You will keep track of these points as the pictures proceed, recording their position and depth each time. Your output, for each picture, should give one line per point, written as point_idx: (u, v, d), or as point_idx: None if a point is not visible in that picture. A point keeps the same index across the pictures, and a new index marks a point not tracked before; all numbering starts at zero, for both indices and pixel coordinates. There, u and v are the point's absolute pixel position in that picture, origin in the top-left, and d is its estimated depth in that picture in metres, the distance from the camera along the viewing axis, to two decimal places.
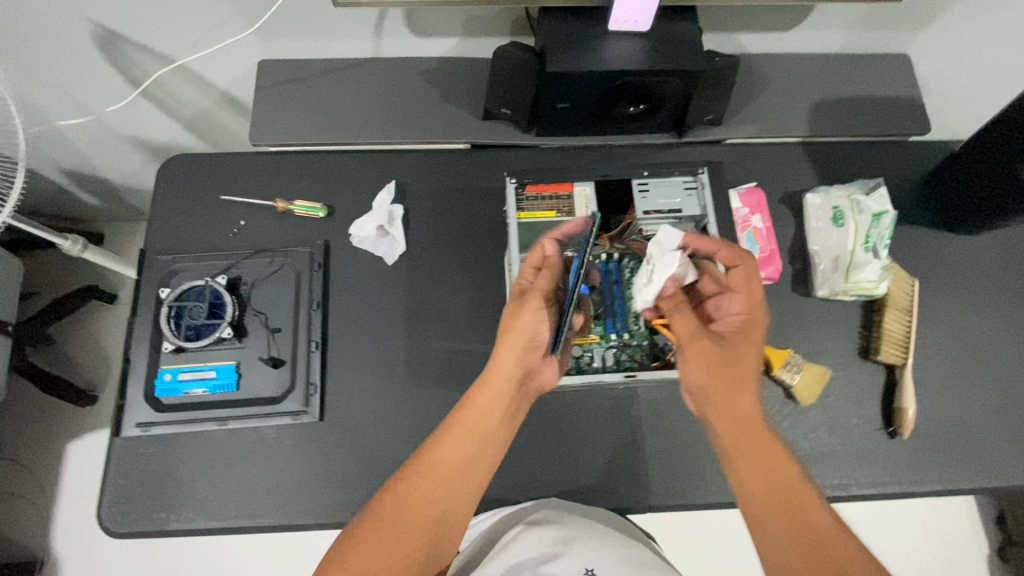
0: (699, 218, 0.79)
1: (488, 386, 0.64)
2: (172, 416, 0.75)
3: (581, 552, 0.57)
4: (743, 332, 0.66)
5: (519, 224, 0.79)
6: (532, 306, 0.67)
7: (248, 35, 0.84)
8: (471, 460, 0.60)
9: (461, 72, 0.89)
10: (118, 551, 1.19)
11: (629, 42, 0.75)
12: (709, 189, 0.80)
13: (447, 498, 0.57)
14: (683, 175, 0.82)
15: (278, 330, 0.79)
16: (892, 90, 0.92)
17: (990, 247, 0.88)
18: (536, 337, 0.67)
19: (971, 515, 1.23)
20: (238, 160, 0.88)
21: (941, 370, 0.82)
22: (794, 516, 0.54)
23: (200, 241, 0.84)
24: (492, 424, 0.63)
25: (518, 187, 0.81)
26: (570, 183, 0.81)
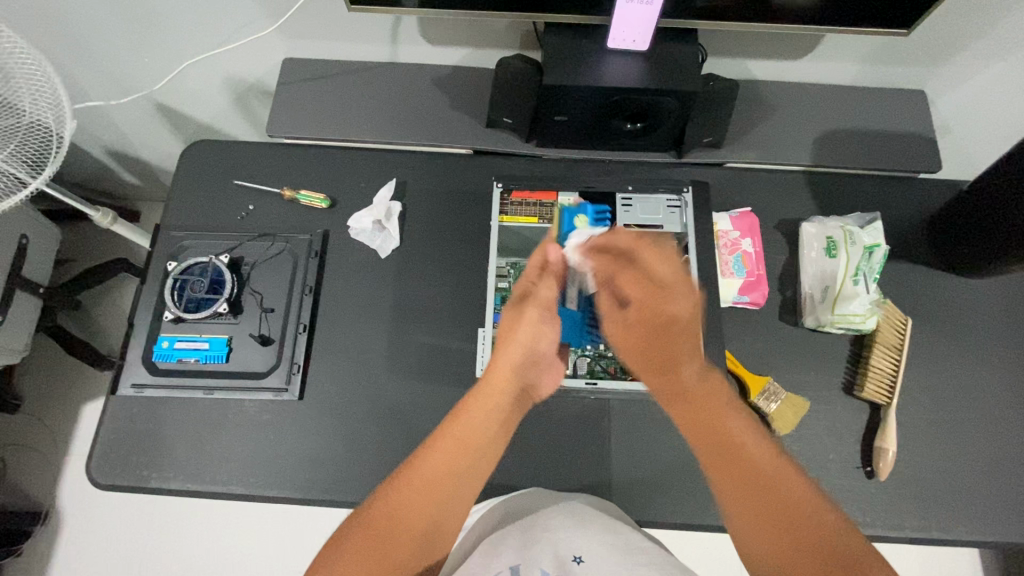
0: (681, 236, 0.82)
1: (481, 396, 0.64)
2: (165, 381, 0.80)
3: (568, 537, 0.59)
4: (645, 320, 0.63)
5: (501, 227, 0.82)
6: (532, 320, 0.69)
7: (275, 33, 0.90)
8: (463, 472, 0.58)
9: (469, 80, 0.93)
10: (114, 508, 1.25)
11: (627, 61, 0.77)
12: (691, 208, 0.82)
13: (438, 509, 0.54)
14: (668, 193, 0.84)
15: (271, 311, 0.83)
16: (900, 126, 0.91)
17: (993, 294, 0.85)
18: (540, 349, 0.69)
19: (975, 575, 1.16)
20: (254, 149, 0.94)
21: (926, 414, 0.80)
22: (768, 492, 0.50)
23: (210, 221, 0.90)
24: (489, 436, 0.61)
25: (504, 191, 0.84)
26: (555, 192, 0.84)
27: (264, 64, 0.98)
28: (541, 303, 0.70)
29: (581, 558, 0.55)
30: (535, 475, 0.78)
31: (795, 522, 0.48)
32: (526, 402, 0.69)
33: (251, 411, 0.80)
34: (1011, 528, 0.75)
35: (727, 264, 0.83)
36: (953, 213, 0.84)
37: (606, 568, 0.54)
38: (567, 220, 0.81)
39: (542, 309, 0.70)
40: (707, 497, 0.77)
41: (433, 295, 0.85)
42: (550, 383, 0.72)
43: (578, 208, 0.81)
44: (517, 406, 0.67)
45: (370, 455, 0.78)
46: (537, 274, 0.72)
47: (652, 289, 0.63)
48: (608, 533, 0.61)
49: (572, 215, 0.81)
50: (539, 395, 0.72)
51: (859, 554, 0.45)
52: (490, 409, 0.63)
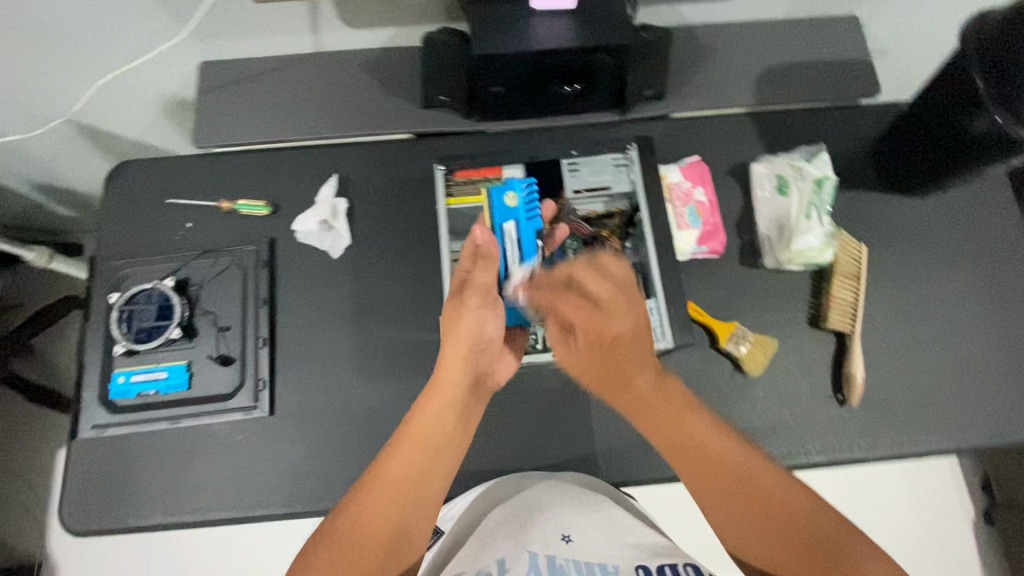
0: (631, 194, 0.82)
1: (434, 397, 0.64)
2: (127, 418, 0.77)
3: (557, 517, 0.60)
4: (591, 343, 0.62)
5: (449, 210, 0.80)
6: (474, 307, 0.69)
7: (185, 35, 0.85)
8: (424, 470, 0.58)
9: (400, 62, 0.89)
10: (109, 550, 1.22)
11: (553, 21, 0.75)
12: (639, 164, 0.80)
13: (404, 512, 0.55)
14: (612, 151, 0.82)
15: (227, 328, 0.80)
16: (837, 55, 0.91)
17: (940, 210, 0.87)
18: (486, 336, 0.69)
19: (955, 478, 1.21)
20: (183, 162, 0.88)
21: (890, 336, 0.82)
22: (746, 492, 0.51)
23: (147, 244, 0.85)
24: (444, 434, 0.61)
25: (446, 173, 0.81)
26: (499, 166, 0.82)
27: (181, 73, 0.93)
28: (480, 288, 0.69)
29: (569, 537, 0.57)
30: (519, 454, 0.78)
31: (778, 515, 0.50)
32: (480, 392, 0.69)
33: (222, 434, 0.77)
34: (978, 431, 0.78)
35: (681, 216, 0.81)
36: (915, 119, 0.81)
37: (595, 547, 0.55)
38: (496, 199, 0.79)
39: (482, 295, 0.70)
40: None
41: (393, 289, 0.83)
42: (505, 369, 0.73)
43: (506, 185, 0.79)
44: (471, 402, 0.67)
45: (353, 460, 0.77)
46: (471, 259, 0.71)
47: (587, 311, 0.62)
48: (593, 508, 0.62)
49: (500, 193, 0.79)
50: (494, 385, 0.71)
51: (832, 529, 0.49)
52: (443, 407, 0.63)
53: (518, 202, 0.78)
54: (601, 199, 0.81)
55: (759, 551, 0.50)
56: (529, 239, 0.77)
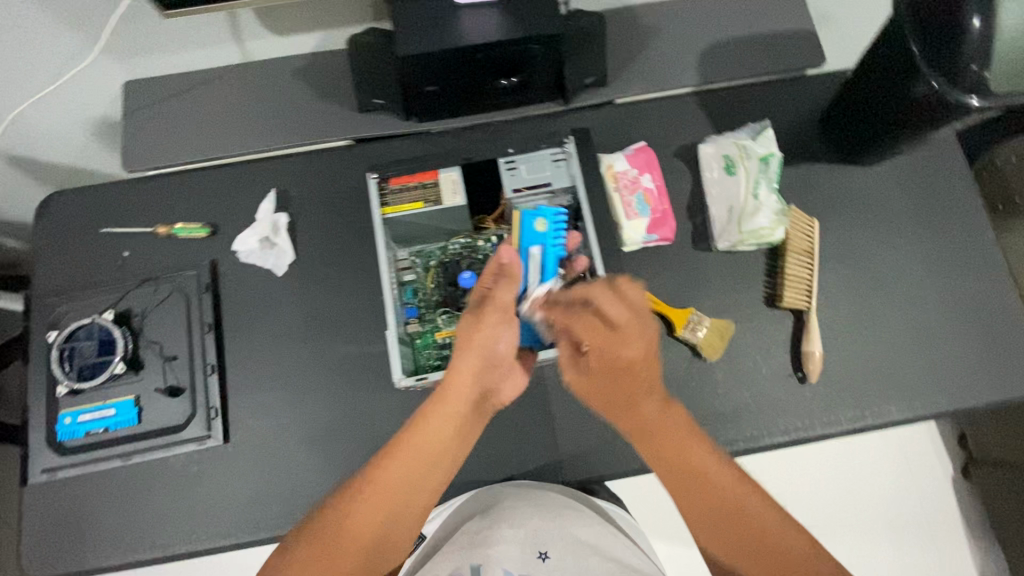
0: (572, 189, 0.77)
1: (442, 406, 0.63)
2: (78, 459, 0.75)
3: (539, 529, 0.67)
4: (606, 367, 0.62)
5: (384, 220, 0.75)
6: (492, 323, 0.66)
7: (97, 52, 0.81)
8: (419, 480, 0.60)
9: (332, 66, 0.86)
10: None
11: (479, 14, 0.72)
12: (577, 158, 0.77)
13: (389, 519, 0.58)
14: (550, 147, 0.79)
15: (173, 358, 0.78)
16: (778, 27, 0.89)
17: (890, 177, 0.86)
18: (499, 353, 0.67)
19: (934, 440, 1.20)
20: (115, 188, 0.85)
21: (847, 309, 0.81)
22: (739, 522, 0.53)
23: (85, 277, 0.82)
24: (445, 445, 0.63)
25: (380, 181, 0.77)
26: (435, 170, 0.76)
27: (108, 95, 0.89)
28: (501, 306, 0.67)
29: (546, 554, 0.65)
30: (483, 459, 0.77)
31: (771, 548, 0.52)
32: (483, 409, 0.68)
33: (178, 466, 0.75)
34: (936, 397, 0.78)
35: (629, 206, 0.80)
36: (858, 92, 0.79)
37: (568, 567, 0.63)
38: (526, 223, 0.73)
39: (503, 313, 0.67)
40: None
41: (343, 303, 0.81)
42: (510, 390, 0.70)
43: (537, 210, 0.73)
44: (474, 417, 0.67)
45: (314, 482, 0.75)
46: (494, 276, 0.68)
47: (601, 333, 0.62)
48: (574, 522, 0.69)
49: (531, 218, 0.73)
50: (499, 403, 0.70)
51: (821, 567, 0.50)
52: (447, 420, 0.63)
53: (548, 229, 0.73)
54: (545, 196, 0.77)
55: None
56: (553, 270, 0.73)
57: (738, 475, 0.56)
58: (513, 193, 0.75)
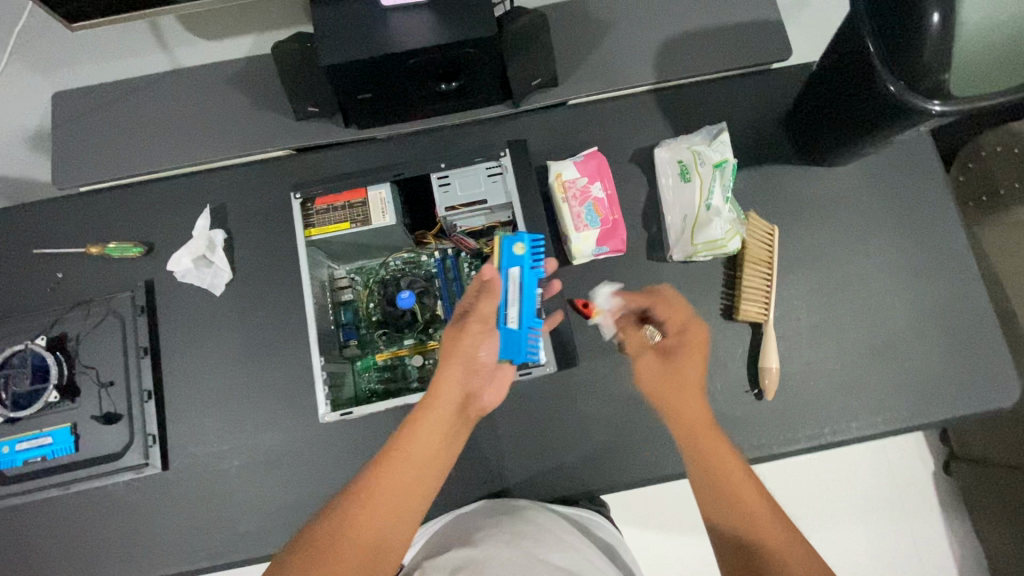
0: (507, 207, 0.73)
1: (428, 413, 0.58)
2: (14, 489, 0.73)
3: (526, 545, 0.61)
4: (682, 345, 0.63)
5: (309, 243, 0.70)
6: (476, 331, 0.62)
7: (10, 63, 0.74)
8: (411, 490, 0.53)
9: (268, 71, 0.82)
10: None
11: (409, 17, 0.67)
12: (513, 172, 0.72)
13: (387, 531, 0.50)
14: (485, 159, 0.73)
15: (110, 384, 0.75)
16: (740, 18, 0.83)
17: (857, 178, 0.82)
18: (479, 359, 0.62)
19: (920, 448, 1.14)
20: (47, 206, 0.82)
21: (807, 320, 0.78)
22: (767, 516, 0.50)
23: (19, 300, 0.80)
24: (436, 453, 0.56)
25: (305, 201, 0.72)
26: (363, 188, 0.72)
27: (39, 108, 0.86)
28: (484, 316, 0.62)
29: None
30: None
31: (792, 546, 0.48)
32: (469, 416, 0.62)
33: (119, 493, 0.74)
34: (899, 411, 0.75)
35: (579, 216, 0.76)
36: (822, 89, 0.74)
37: None
38: (504, 248, 0.66)
39: (483, 323, 0.62)
40: (605, 462, 0.74)
41: (282, 323, 0.78)
42: (494, 395, 0.64)
43: (515, 234, 0.67)
44: (463, 426, 0.61)
45: (255, 507, 0.73)
46: (474, 291, 0.64)
47: (684, 313, 0.65)
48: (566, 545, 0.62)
49: (510, 242, 0.66)
50: (483, 409, 0.63)
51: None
52: (437, 427, 0.57)
53: (526, 252, 0.67)
54: (481, 213, 0.73)
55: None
56: (532, 293, 0.67)
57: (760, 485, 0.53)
58: (446, 211, 0.72)
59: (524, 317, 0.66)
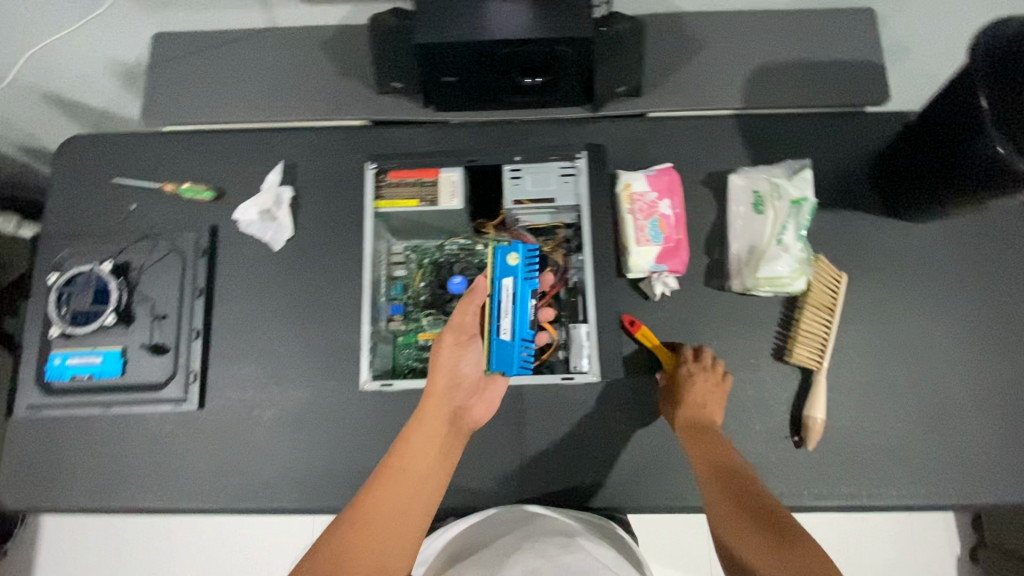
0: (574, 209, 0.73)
1: (416, 431, 0.61)
2: (59, 401, 0.76)
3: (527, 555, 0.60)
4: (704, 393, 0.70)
5: (376, 213, 0.72)
6: (453, 344, 0.64)
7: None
8: (403, 506, 0.56)
9: (358, 42, 0.84)
10: None
11: (507, 5, 0.68)
12: (586, 175, 0.72)
13: (385, 547, 0.53)
14: (560, 159, 0.74)
15: (162, 317, 0.78)
16: (840, 55, 0.81)
17: (937, 238, 0.78)
18: (462, 372, 0.64)
19: (947, 532, 1.08)
20: (131, 140, 0.86)
21: (862, 374, 0.74)
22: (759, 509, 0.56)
23: (93, 224, 0.83)
24: (424, 466, 0.59)
25: (378, 172, 0.74)
26: (436, 169, 0.73)
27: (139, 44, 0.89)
28: (459, 328, 0.65)
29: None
30: None
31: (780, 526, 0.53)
32: (461, 430, 0.64)
33: (155, 422, 0.77)
34: (946, 487, 0.71)
35: (641, 230, 0.74)
36: (917, 140, 0.71)
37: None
38: (498, 258, 0.70)
39: (458, 335, 0.64)
40: (629, 482, 0.71)
41: (332, 287, 0.80)
42: (484, 410, 0.67)
43: (510, 244, 0.71)
44: (453, 437, 0.63)
45: (279, 460, 0.75)
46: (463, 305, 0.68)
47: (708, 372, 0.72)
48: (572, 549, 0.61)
49: (505, 252, 0.70)
50: (475, 422, 0.66)
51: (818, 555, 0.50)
52: (425, 441, 0.60)
53: (520, 262, 0.70)
54: (547, 211, 0.73)
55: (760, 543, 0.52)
56: (525, 303, 0.69)
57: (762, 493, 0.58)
58: (513, 203, 0.72)
59: (516, 328, 0.68)
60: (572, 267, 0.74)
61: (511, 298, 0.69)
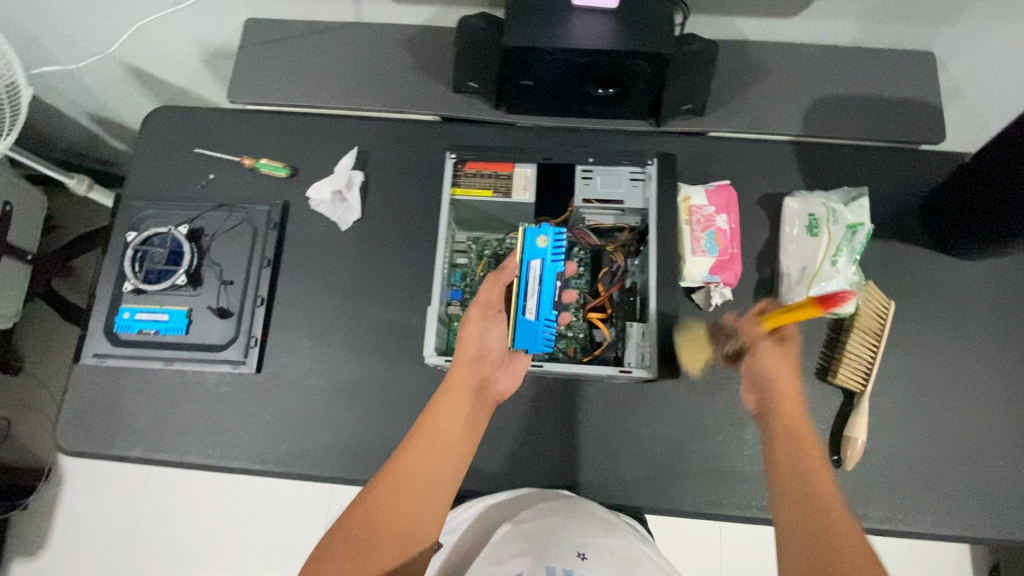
0: (641, 213, 0.76)
1: (444, 400, 0.62)
2: (124, 352, 0.80)
3: (570, 534, 0.61)
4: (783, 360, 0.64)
5: (452, 201, 0.76)
6: (477, 317, 0.68)
7: None
8: (431, 471, 0.57)
9: (439, 43, 0.88)
10: (129, 483, 1.34)
11: (593, 19, 0.72)
12: (655, 181, 0.76)
13: (413, 513, 0.54)
14: (631, 165, 0.77)
15: (230, 283, 0.82)
16: (902, 93, 0.83)
17: (986, 277, 0.79)
18: (487, 344, 0.68)
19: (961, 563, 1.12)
20: (216, 115, 0.91)
21: (904, 402, 0.76)
22: (809, 506, 0.48)
23: (173, 189, 0.88)
24: (453, 434, 0.60)
25: (457, 162, 0.78)
26: (511, 163, 0.77)
27: (230, 26, 0.95)
28: (484, 303, 0.68)
29: (584, 553, 0.57)
30: (491, 456, 0.76)
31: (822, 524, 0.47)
32: (487, 400, 0.67)
33: (212, 382, 0.80)
34: (983, 521, 0.72)
35: (698, 241, 0.77)
36: (968, 183, 0.74)
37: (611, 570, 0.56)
38: (528, 238, 0.67)
39: (484, 309, 0.68)
40: (669, 483, 0.74)
41: (394, 270, 0.83)
42: (508, 382, 0.69)
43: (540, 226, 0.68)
44: (482, 406, 0.65)
45: (328, 430, 0.77)
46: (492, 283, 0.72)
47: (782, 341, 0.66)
48: (608, 535, 0.62)
49: (534, 234, 0.67)
50: (500, 394, 0.69)
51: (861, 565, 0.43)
52: (453, 410, 0.62)
53: (548, 243, 0.67)
54: (613, 213, 0.77)
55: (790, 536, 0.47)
56: (552, 287, 0.66)
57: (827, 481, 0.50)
58: (582, 202, 0.75)
59: (541, 309, 0.66)
60: (631, 269, 0.78)
61: (537, 279, 0.66)
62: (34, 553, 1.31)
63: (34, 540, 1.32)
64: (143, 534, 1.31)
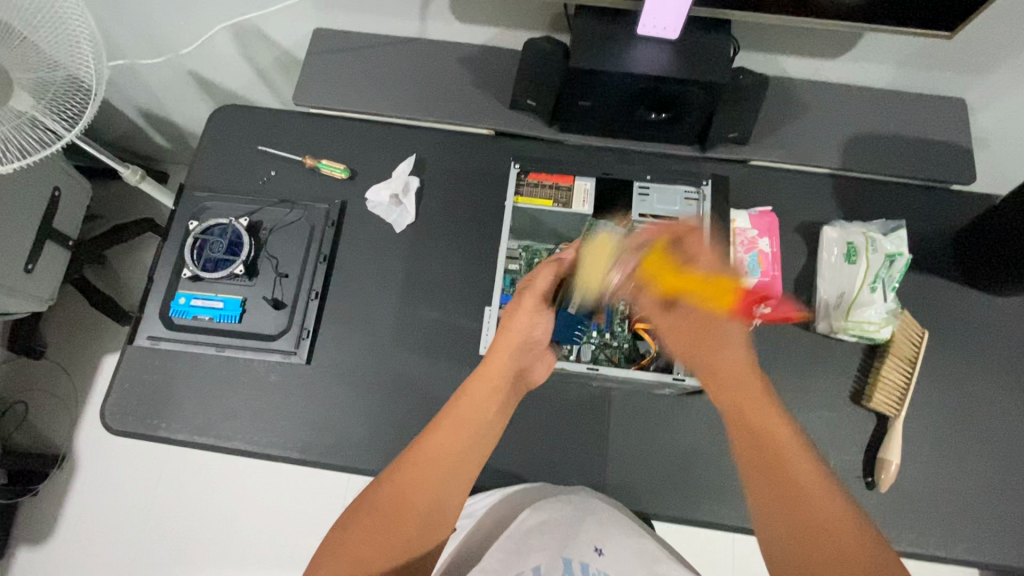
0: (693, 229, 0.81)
1: (479, 383, 0.65)
2: (178, 336, 0.82)
3: (590, 534, 0.60)
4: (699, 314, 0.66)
5: (515, 208, 0.81)
6: (527, 308, 0.70)
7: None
8: (461, 453, 0.58)
9: (498, 62, 0.93)
10: (144, 472, 1.33)
11: (653, 48, 0.75)
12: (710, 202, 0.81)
13: (438, 489, 0.55)
14: (686, 185, 0.83)
15: (285, 276, 0.85)
16: (937, 135, 0.87)
17: (1014, 313, 0.83)
18: (531, 336, 0.70)
19: None
20: (279, 116, 0.94)
21: (935, 430, 0.78)
22: (798, 501, 0.47)
23: (234, 183, 0.91)
24: (485, 419, 0.62)
25: (520, 172, 0.83)
26: (571, 176, 0.82)
27: (296, 35, 0.99)
28: (537, 292, 0.71)
29: (601, 551, 0.56)
30: (532, 459, 0.77)
31: (804, 509, 0.47)
32: (518, 387, 0.70)
33: (261, 370, 0.81)
34: (1011, 550, 0.73)
35: (742, 262, 0.81)
36: (998, 224, 0.78)
37: (627, 568, 0.55)
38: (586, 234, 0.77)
39: (535, 299, 0.70)
40: (706, 494, 0.75)
41: (444, 273, 0.86)
42: (545, 372, 0.73)
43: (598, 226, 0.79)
44: (513, 394, 0.68)
45: (374, 424, 0.79)
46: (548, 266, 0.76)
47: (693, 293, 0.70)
48: (630, 540, 0.61)
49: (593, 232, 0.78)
50: (533, 383, 0.72)
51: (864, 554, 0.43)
52: (486, 395, 0.64)
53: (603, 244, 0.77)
54: None
55: (782, 539, 0.46)
56: None
57: (803, 447, 0.51)
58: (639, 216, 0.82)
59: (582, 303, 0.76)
60: None
61: None
62: (43, 539, 1.30)
63: (43, 527, 1.31)
64: (154, 527, 1.30)
